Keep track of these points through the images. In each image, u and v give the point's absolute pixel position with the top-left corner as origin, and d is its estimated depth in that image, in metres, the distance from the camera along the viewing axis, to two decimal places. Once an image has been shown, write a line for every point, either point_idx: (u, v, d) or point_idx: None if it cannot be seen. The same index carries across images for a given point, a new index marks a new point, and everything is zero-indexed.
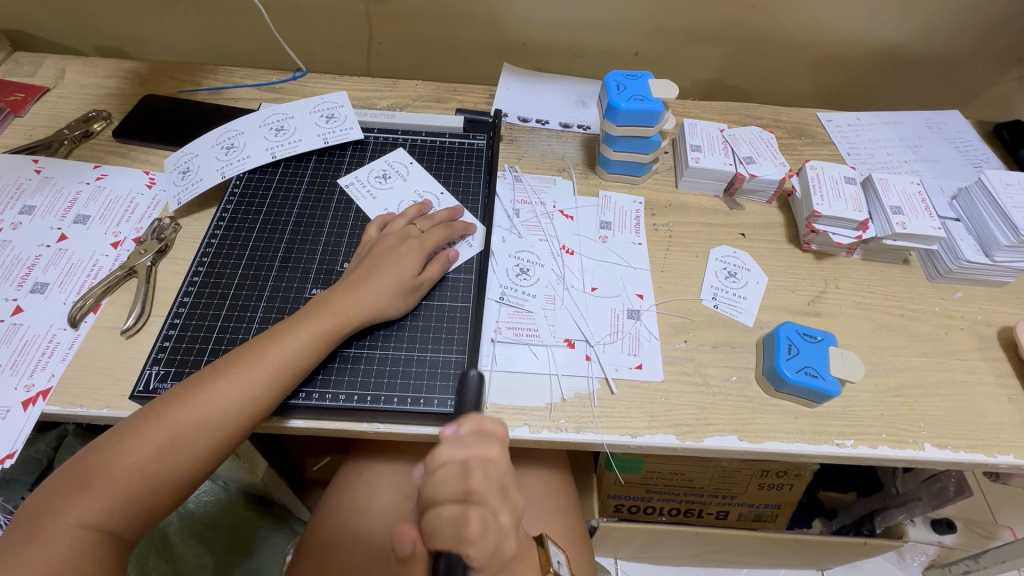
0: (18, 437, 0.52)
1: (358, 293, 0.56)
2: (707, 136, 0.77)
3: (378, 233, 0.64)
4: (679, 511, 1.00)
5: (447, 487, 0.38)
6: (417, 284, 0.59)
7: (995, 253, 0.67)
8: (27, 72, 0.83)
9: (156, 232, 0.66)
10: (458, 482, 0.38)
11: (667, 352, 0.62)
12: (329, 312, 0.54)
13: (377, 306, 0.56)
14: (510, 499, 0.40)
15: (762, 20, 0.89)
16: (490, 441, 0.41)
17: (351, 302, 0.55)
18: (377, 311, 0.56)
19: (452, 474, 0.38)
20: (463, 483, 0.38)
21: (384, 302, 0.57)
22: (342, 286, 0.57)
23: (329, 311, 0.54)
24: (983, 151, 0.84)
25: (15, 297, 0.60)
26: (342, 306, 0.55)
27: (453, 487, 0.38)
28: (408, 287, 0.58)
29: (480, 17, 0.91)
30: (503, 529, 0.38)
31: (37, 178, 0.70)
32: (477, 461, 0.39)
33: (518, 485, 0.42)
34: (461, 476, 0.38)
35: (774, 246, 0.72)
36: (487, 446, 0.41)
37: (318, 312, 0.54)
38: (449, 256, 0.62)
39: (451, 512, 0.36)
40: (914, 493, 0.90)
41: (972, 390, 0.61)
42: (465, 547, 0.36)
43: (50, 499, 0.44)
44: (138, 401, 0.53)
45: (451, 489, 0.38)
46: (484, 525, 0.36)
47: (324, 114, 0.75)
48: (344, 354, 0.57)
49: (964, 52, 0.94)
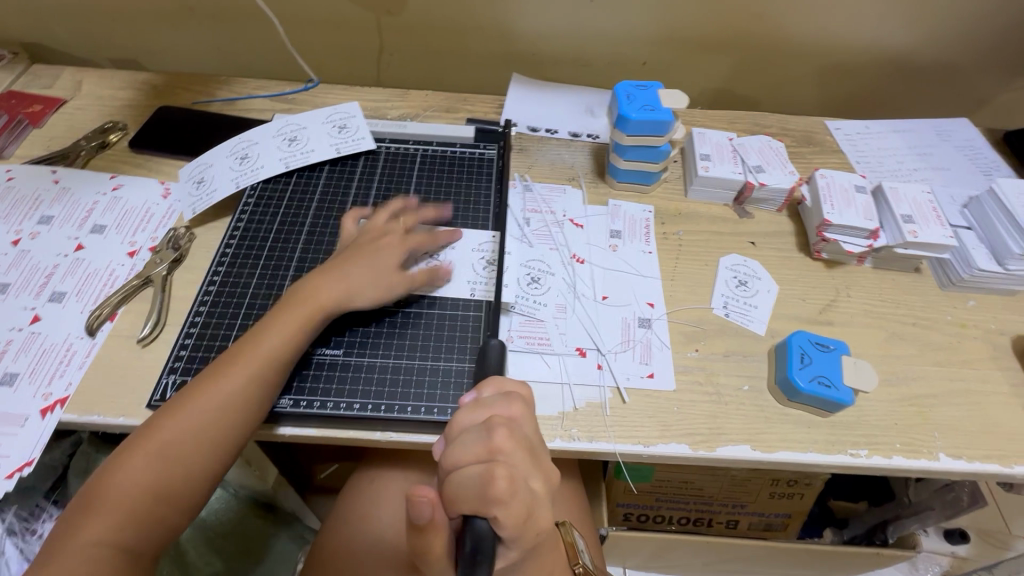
0: (35, 445, 0.53)
1: (329, 282, 0.57)
2: (716, 145, 0.77)
3: (355, 227, 0.65)
4: (688, 520, 1.00)
5: (471, 448, 0.38)
6: (398, 278, 0.59)
7: (1008, 262, 0.66)
8: (45, 84, 0.85)
9: (172, 242, 0.66)
10: (482, 443, 0.38)
11: (678, 361, 0.62)
12: (303, 306, 0.55)
13: (349, 293, 0.57)
14: (538, 462, 0.39)
15: (769, 29, 0.90)
16: (511, 401, 0.42)
17: (320, 290, 0.56)
18: (349, 299, 0.57)
19: (474, 436, 0.39)
20: (487, 442, 0.38)
21: (359, 291, 0.58)
22: (313, 276, 0.58)
23: (303, 305, 0.55)
24: (993, 159, 0.83)
25: (33, 306, 0.61)
26: (314, 295, 0.56)
27: (477, 448, 0.38)
28: (384, 278, 0.59)
29: (489, 28, 0.92)
30: (532, 494, 0.37)
31: (55, 189, 0.71)
32: (499, 419, 0.39)
33: (547, 454, 0.42)
34: (484, 437, 0.38)
35: (784, 254, 0.72)
36: (510, 405, 0.42)
37: (292, 304, 0.56)
38: (440, 266, 0.63)
39: (477, 472, 0.36)
40: (926, 503, 0.89)
41: (987, 399, 0.60)
42: (493, 507, 0.35)
43: (66, 522, 0.45)
44: (155, 410, 0.54)
45: (476, 451, 0.38)
46: (510, 483, 0.36)
47: (336, 125, 0.76)
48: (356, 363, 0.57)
49: (972, 60, 0.94)
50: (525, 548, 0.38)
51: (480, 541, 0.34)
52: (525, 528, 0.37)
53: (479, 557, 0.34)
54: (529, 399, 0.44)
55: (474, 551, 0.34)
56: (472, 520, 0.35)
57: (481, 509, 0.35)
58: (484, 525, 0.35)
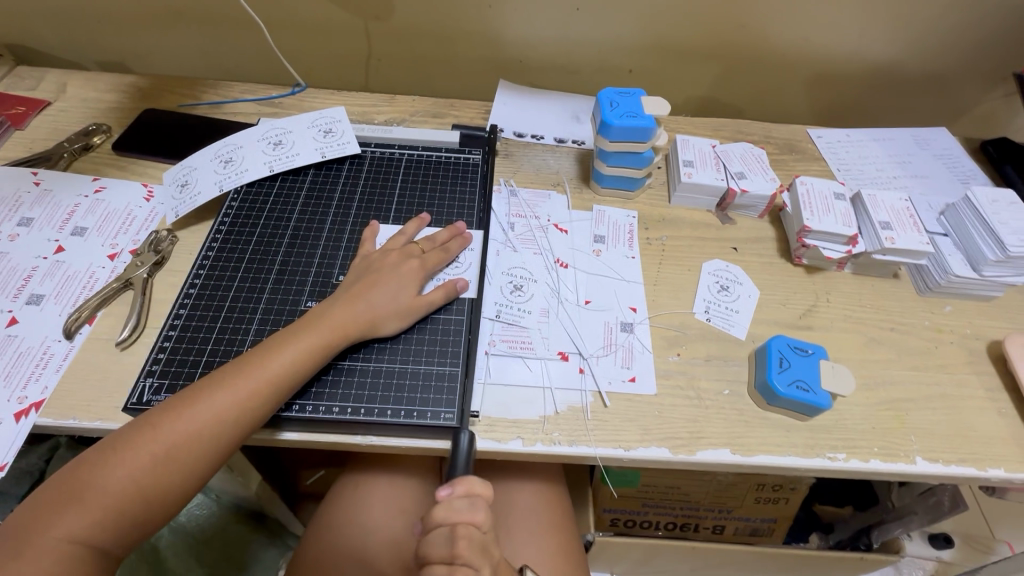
0: (9, 449, 0.52)
1: (356, 308, 0.57)
2: (699, 152, 0.78)
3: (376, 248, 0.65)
4: (675, 525, 1.00)
5: (437, 551, 0.44)
6: (416, 304, 0.59)
7: (983, 269, 0.67)
8: (29, 86, 0.84)
9: (153, 244, 0.66)
10: (446, 547, 0.44)
11: (660, 365, 0.62)
12: (328, 326, 0.55)
13: (373, 320, 0.57)
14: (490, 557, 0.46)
15: (753, 38, 0.91)
16: (477, 505, 0.46)
17: (349, 316, 0.56)
18: (373, 328, 0.57)
19: (442, 539, 0.45)
20: (450, 548, 0.44)
21: (382, 317, 0.57)
22: (339, 299, 0.57)
23: (327, 325, 0.55)
24: (970, 168, 0.85)
25: (10, 309, 0.60)
26: (339, 321, 0.55)
27: (442, 552, 0.44)
28: (407, 307, 0.59)
29: (477, 34, 0.92)
30: None
31: (36, 191, 0.70)
32: (462, 528, 0.45)
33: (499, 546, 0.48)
34: (448, 542, 0.44)
35: (766, 260, 0.72)
36: (475, 511, 0.46)
37: (316, 325, 0.55)
38: (455, 284, 0.62)
39: (441, 572, 0.43)
40: (910, 507, 0.91)
41: (963, 403, 0.61)
42: None
43: (38, 513, 0.44)
44: (132, 413, 0.53)
45: (442, 552, 0.44)
46: None
47: (322, 129, 0.76)
48: (339, 366, 0.57)
49: (952, 70, 0.96)
50: None
51: None
52: None
53: None
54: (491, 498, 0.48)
55: None
56: None
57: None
58: None
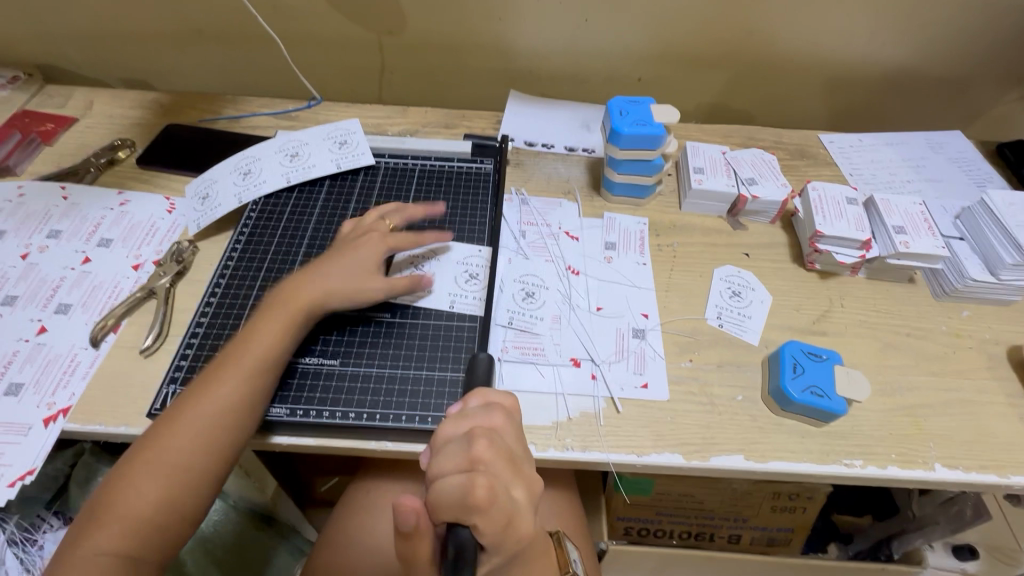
0: (38, 454, 0.54)
1: (316, 290, 0.58)
2: (710, 159, 0.78)
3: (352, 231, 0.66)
4: (690, 535, 0.99)
5: (452, 460, 0.39)
6: (384, 286, 0.60)
7: (1000, 272, 0.67)
8: (58, 104, 0.87)
9: (175, 254, 0.68)
10: (463, 453, 0.39)
11: (672, 371, 0.62)
12: (283, 307, 0.56)
13: (335, 301, 0.58)
14: (519, 471, 0.40)
15: (763, 45, 0.92)
16: (493, 412, 0.43)
17: (310, 298, 0.57)
18: (330, 297, 0.58)
19: (456, 448, 0.39)
20: (467, 454, 0.39)
21: (346, 297, 0.58)
22: (294, 280, 0.59)
23: (277, 306, 0.56)
24: (986, 171, 0.84)
25: (39, 318, 0.62)
26: (291, 297, 0.57)
27: (458, 458, 0.39)
28: (371, 278, 0.60)
29: (489, 46, 0.94)
30: (513, 503, 0.38)
31: (64, 205, 0.73)
32: (479, 431, 0.40)
33: (532, 464, 0.42)
34: (465, 447, 0.39)
35: (779, 266, 0.72)
36: (491, 415, 0.43)
37: (269, 309, 0.56)
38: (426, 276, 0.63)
39: (459, 482, 0.37)
40: (931, 517, 0.89)
41: (982, 409, 0.60)
42: (473, 516, 0.36)
43: (71, 535, 0.46)
44: (155, 419, 0.55)
45: (457, 462, 0.39)
46: (490, 493, 0.37)
47: (337, 141, 0.78)
48: (314, 365, 0.58)
49: (966, 73, 0.95)
50: (507, 555, 0.39)
51: (462, 548, 0.36)
52: (504, 536, 0.37)
53: (460, 562, 0.35)
54: (512, 411, 0.45)
55: (456, 559, 0.35)
56: (455, 529, 0.36)
57: (462, 517, 0.36)
58: (466, 533, 0.36)
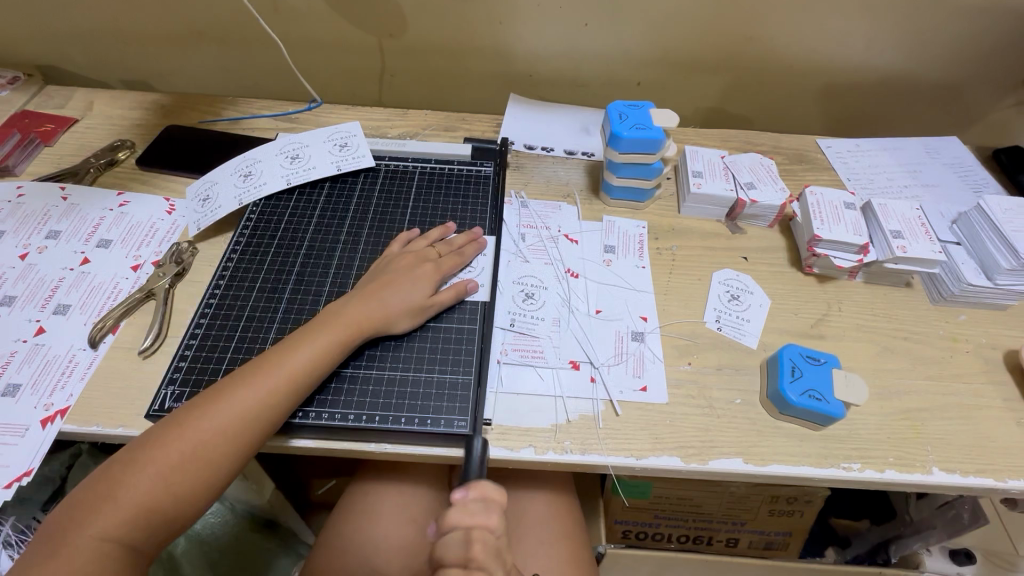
0: (35, 455, 0.53)
1: (369, 305, 0.58)
2: (708, 163, 0.79)
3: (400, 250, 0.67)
4: (687, 538, 0.99)
5: (453, 552, 0.42)
6: (427, 304, 0.61)
7: (997, 277, 0.67)
8: (57, 105, 0.87)
9: (175, 256, 0.68)
10: (461, 549, 0.42)
11: (671, 374, 0.62)
12: (342, 324, 0.56)
13: (385, 318, 0.59)
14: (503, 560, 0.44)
15: (761, 49, 0.92)
16: (493, 508, 0.45)
17: (363, 313, 0.58)
18: (384, 325, 0.59)
19: (456, 543, 0.43)
20: (465, 552, 0.42)
21: (394, 317, 0.59)
22: (356, 296, 0.59)
23: (341, 322, 0.56)
24: (982, 176, 0.85)
25: (37, 318, 0.62)
26: (353, 318, 0.57)
27: (457, 553, 0.42)
28: (418, 307, 0.60)
29: (489, 49, 0.94)
30: None
31: (63, 205, 0.73)
32: (477, 533, 0.43)
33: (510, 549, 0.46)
34: (463, 546, 0.42)
35: (777, 269, 0.73)
36: (490, 515, 0.44)
37: (330, 322, 0.56)
38: (466, 286, 0.63)
39: None
40: (929, 521, 0.90)
41: (979, 414, 0.61)
42: None
43: (73, 513, 0.45)
44: (153, 420, 0.55)
45: (456, 554, 0.42)
46: None
47: (337, 143, 0.78)
48: (342, 374, 0.58)
49: (962, 79, 0.96)
50: None
51: None
52: None
53: None
54: (506, 497, 0.47)
55: None
56: None
57: None
58: None
